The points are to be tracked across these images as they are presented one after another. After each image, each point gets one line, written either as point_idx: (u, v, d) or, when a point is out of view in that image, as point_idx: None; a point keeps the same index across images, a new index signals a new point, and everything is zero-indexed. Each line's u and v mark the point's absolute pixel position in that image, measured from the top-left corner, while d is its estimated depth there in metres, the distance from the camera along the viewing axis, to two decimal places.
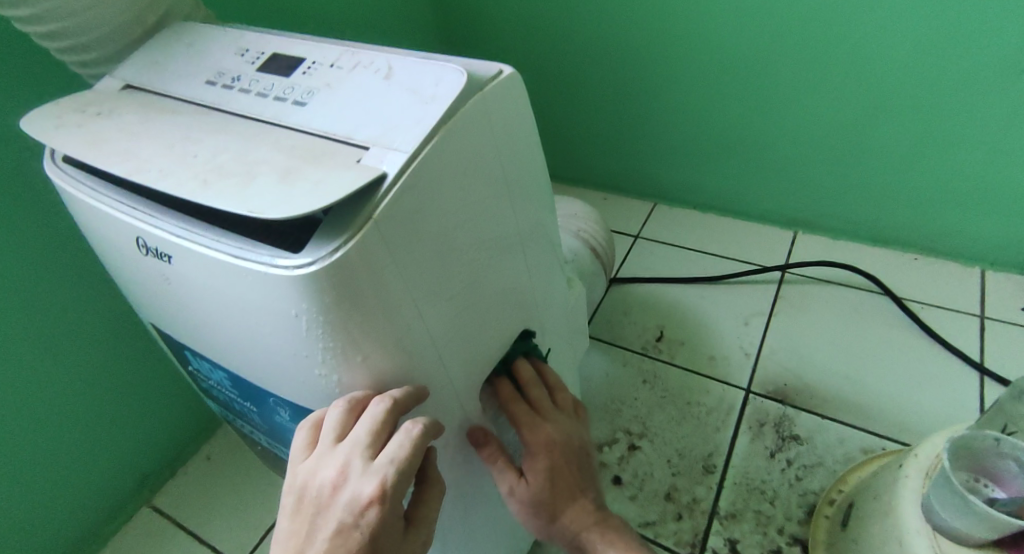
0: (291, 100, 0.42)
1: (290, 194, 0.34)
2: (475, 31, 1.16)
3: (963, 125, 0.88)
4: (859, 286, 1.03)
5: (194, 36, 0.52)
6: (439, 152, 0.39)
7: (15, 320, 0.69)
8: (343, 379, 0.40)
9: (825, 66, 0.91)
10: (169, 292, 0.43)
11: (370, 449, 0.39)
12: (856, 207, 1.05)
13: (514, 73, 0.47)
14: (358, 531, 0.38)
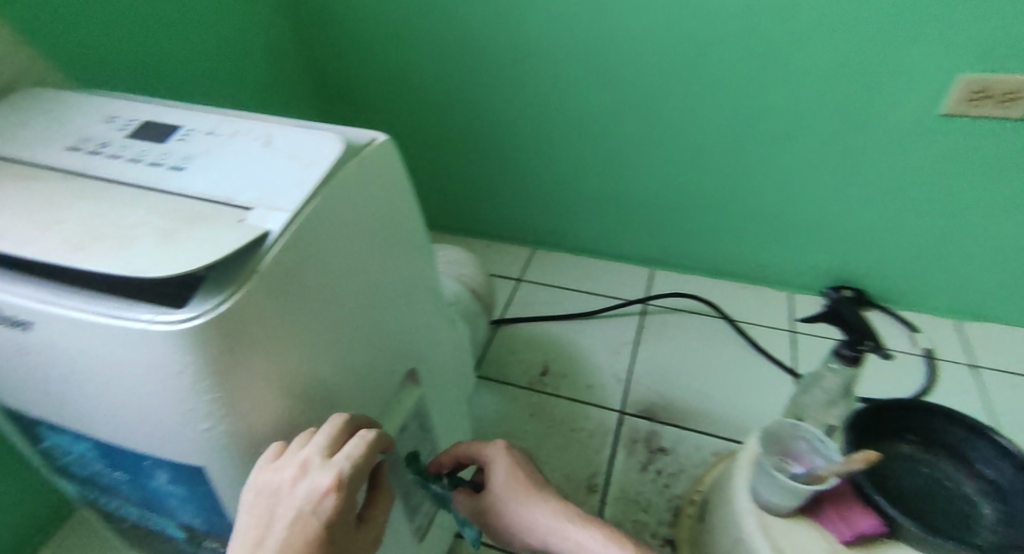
0: (167, 165, 0.45)
1: (174, 253, 0.37)
2: (349, 98, 1.21)
3: (774, 174, 1.05)
4: (696, 311, 1.19)
5: (56, 105, 0.54)
6: (321, 211, 0.43)
7: None
8: (229, 428, 0.41)
9: (663, 127, 1.05)
10: (26, 362, 0.42)
11: (328, 446, 0.42)
12: (700, 245, 1.20)
13: (387, 140, 0.53)
14: (314, 519, 0.40)
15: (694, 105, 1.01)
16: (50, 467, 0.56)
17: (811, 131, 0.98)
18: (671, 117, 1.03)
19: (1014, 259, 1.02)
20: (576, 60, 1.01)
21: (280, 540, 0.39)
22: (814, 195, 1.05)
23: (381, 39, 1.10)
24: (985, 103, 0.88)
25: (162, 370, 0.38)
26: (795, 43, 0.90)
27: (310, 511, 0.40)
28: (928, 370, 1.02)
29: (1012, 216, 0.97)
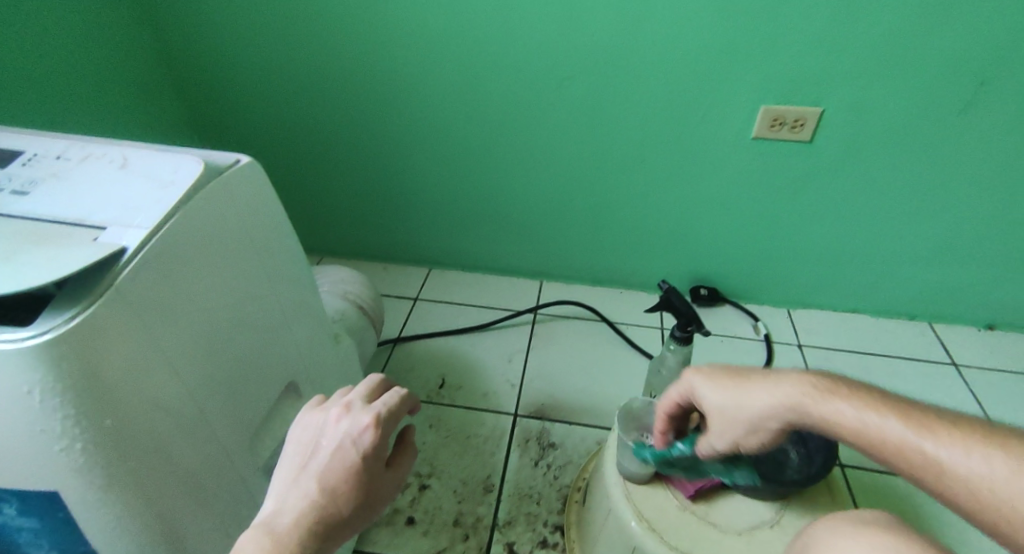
0: (8, 190, 0.45)
1: (17, 271, 0.38)
2: (225, 130, 1.19)
3: (636, 191, 1.13)
4: (582, 316, 1.27)
5: None
6: (180, 228, 0.45)
7: None
8: (87, 446, 0.41)
9: (535, 149, 1.11)
10: None
11: (369, 396, 0.48)
12: (580, 254, 1.28)
13: (252, 162, 0.55)
14: (353, 449, 0.44)
15: (561, 127, 1.07)
16: None
17: (663, 152, 1.07)
18: (542, 140, 1.10)
19: (847, 258, 1.15)
20: (449, 88, 1.06)
21: (320, 466, 0.43)
22: (673, 208, 1.14)
23: (254, 71, 1.09)
24: (782, 128, 1.00)
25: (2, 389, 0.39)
26: (644, 71, 0.98)
27: (349, 442, 0.44)
28: (766, 351, 1.13)
29: (840, 221, 1.10)
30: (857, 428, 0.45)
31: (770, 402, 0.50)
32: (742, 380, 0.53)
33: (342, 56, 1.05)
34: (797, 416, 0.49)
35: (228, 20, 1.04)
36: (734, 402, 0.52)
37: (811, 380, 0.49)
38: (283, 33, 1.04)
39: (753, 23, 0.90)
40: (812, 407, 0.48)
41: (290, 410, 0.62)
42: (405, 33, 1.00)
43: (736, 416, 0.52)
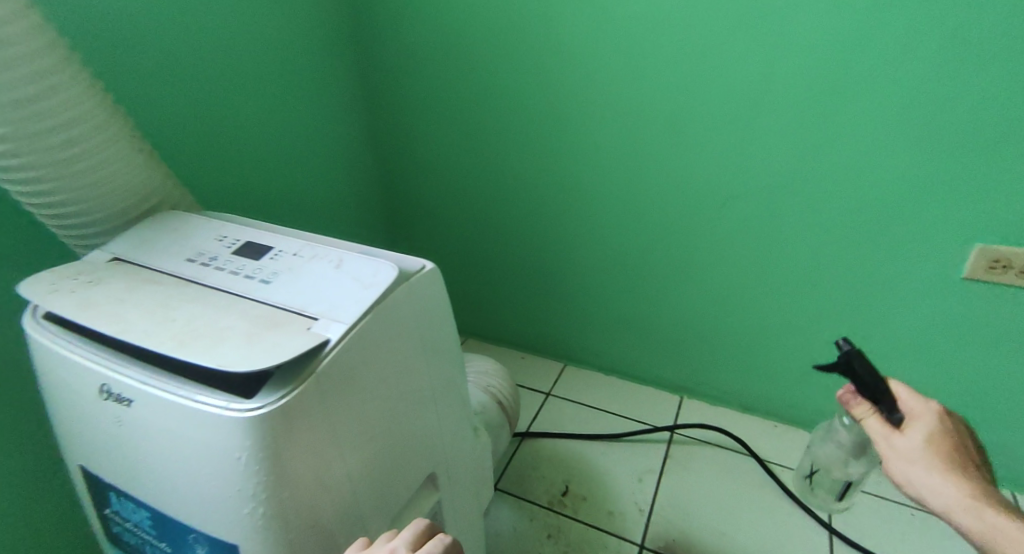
0: (258, 278, 0.54)
1: (250, 352, 0.44)
2: (411, 214, 1.31)
3: (802, 324, 1.07)
4: (730, 447, 1.18)
5: (180, 222, 0.64)
6: (371, 324, 0.50)
7: None
8: (267, 509, 0.45)
9: (695, 269, 1.10)
10: (119, 437, 0.46)
11: (413, 540, 0.49)
12: (729, 377, 1.22)
13: (434, 267, 0.60)
14: None
15: (725, 250, 1.05)
16: (101, 535, 0.56)
17: (836, 288, 1.01)
18: (705, 260, 1.08)
19: None
20: (614, 199, 1.08)
21: None
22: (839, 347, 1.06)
23: (444, 168, 1.21)
24: (1005, 273, 0.88)
25: (228, 454, 0.43)
26: (824, 207, 0.94)
27: None
28: None
29: None
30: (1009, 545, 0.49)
31: (953, 497, 0.51)
32: (947, 469, 0.52)
33: (523, 164, 1.12)
34: (961, 516, 0.51)
35: (431, 124, 1.16)
36: (912, 472, 0.54)
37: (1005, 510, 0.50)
38: (475, 140, 1.14)
39: (970, 175, 0.84)
40: (974, 518, 0.50)
41: (425, 502, 0.65)
42: (586, 150, 1.06)
43: (908, 475, 0.54)
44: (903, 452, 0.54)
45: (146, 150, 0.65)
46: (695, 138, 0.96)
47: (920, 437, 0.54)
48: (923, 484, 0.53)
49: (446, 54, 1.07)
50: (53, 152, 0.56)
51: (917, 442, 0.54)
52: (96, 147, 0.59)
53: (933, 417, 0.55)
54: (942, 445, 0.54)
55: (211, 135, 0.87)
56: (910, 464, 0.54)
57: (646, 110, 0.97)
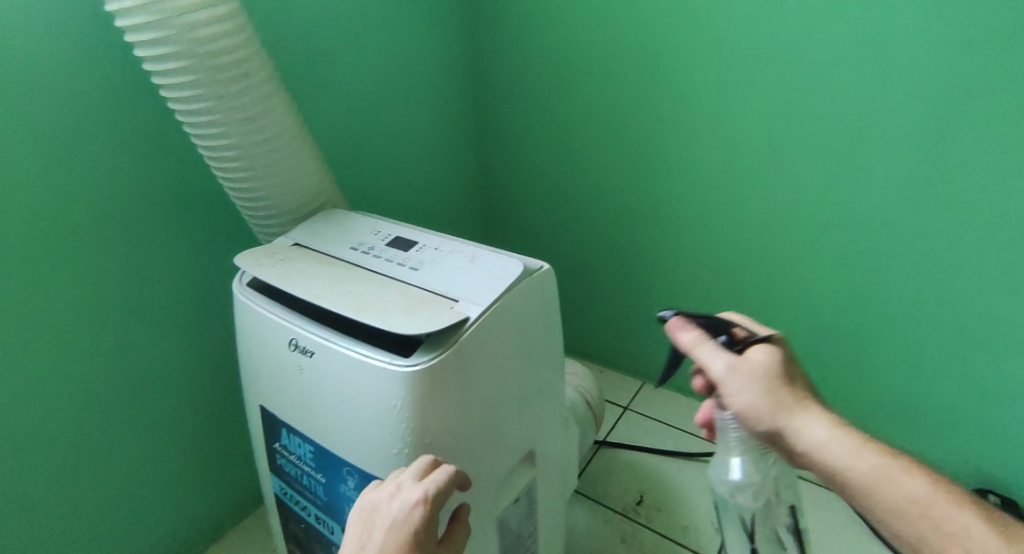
0: (408, 266, 0.66)
1: (410, 320, 0.55)
2: (505, 226, 1.37)
3: None
4: None
5: (345, 220, 0.80)
6: (501, 309, 0.61)
7: (114, 387, 0.84)
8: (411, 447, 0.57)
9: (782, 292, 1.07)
10: (299, 380, 0.62)
11: (417, 472, 0.55)
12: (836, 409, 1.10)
13: (550, 269, 0.68)
14: (405, 528, 0.52)
15: None
16: (266, 465, 0.74)
17: None
18: (795, 289, 1.05)
19: None
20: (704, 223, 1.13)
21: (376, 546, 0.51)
22: (937, 392, 1.00)
23: (541, 183, 1.26)
24: None
25: (391, 399, 0.56)
26: None
27: (399, 522, 0.52)
28: None
29: None
30: (922, 503, 0.47)
31: (824, 432, 0.52)
32: (791, 400, 0.54)
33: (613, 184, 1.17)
34: (828, 453, 0.51)
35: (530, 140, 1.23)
36: (760, 393, 0.54)
37: (927, 475, 0.49)
38: (568, 156, 1.20)
39: None
40: (873, 463, 0.50)
41: (522, 477, 0.73)
42: (676, 171, 1.08)
43: (746, 393, 0.54)
44: (736, 366, 0.55)
45: (317, 159, 0.85)
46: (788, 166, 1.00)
47: (759, 359, 0.55)
48: (772, 404, 0.54)
49: (545, 76, 1.14)
50: (251, 151, 0.74)
51: (750, 361, 0.55)
52: (281, 148, 0.77)
53: (772, 353, 0.56)
54: (779, 377, 0.55)
55: (331, 143, 1.01)
56: (751, 381, 0.55)
57: (738, 135, 0.99)
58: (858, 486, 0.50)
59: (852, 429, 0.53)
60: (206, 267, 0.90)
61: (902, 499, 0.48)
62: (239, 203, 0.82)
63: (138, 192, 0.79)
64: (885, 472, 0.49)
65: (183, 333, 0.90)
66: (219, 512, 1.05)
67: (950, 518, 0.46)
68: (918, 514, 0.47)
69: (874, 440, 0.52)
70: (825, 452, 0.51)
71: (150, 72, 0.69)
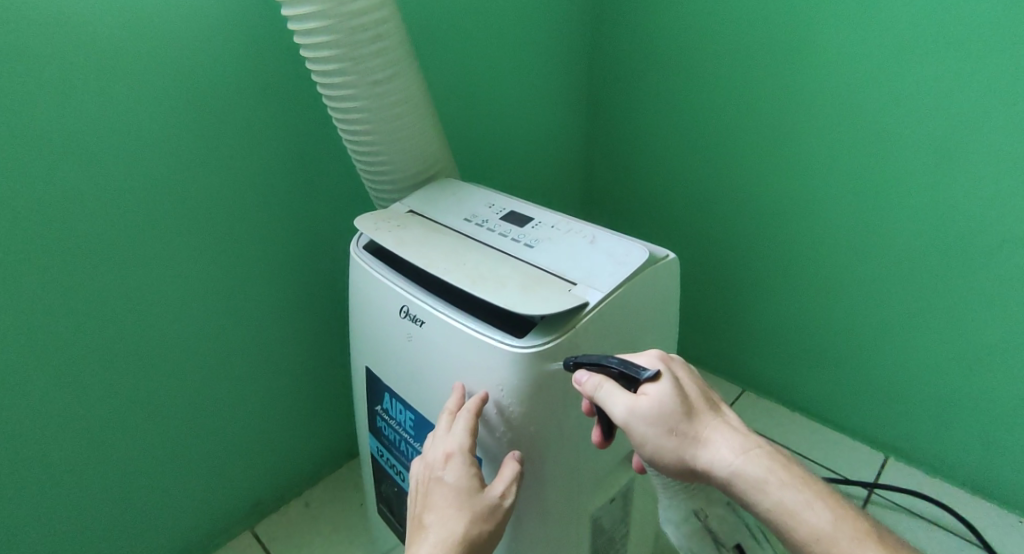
0: (522, 242, 0.64)
1: (528, 299, 0.53)
2: (611, 210, 1.29)
3: None
4: (950, 527, 1.00)
5: (460, 190, 0.79)
6: (622, 296, 0.57)
7: (231, 328, 0.89)
8: (513, 427, 0.55)
9: (933, 312, 0.97)
10: (406, 347, 0.61)
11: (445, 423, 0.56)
12: (966, 446, 1.02)
13: (675, 259, 0.63)
14: (446, 482, 0.53)
15: (968, 301, 0.93)
16: (366, 426, 0.75)
17: None
18: (951, 309, 0.95)
19: None
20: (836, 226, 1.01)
21: (426, 508, 0.53)
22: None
23: (660, 168, 1.18)
24: None
25: (498, 377, 0.54)
26: None
27: (439, 479, 0.54)
28: None
29: None
30: (830, 540, 0.46)
31: (733, 460, 0.48)
32: (690, 432, 0.49)
33: (744, 177, 1.07)
34: (745, 487, 0.48)
35: (654, 122, 1.14)
36: (661, 437, 0.49)
37: (831, 503, 0.47)
38: (694, 141, 1.11)
39: None
40: (788, 496, 0.47)
41: (620, 477, 0.69)
42: (821, 169, 0.98)
43: (648, 438, 0.49)
44: (635, 412, 0.49)
45: (437, 126, 0.83)
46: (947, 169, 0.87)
47: (655, 400, 0.49)
48: (680, 451, 0.48)
49: (678, 53, 1.06)
50: (377, 115, 0.75)
51: (647, 402, 0.49)
52: (405, 114, 0.76)
53: (668, 388, 0.49)
54: (682, 413, 0.49)
55: (445, 112, 0.99)
56: (653, 423, 0.49)
57: (903, 132, 0.88)
58: (776, 523, 0.47)
59: (768, 453, 0.49)
60: (320, 228, 0.92)
61: (808, 535, 0.46)
62: (358, 165, 0.83)
63: (269, 152, 0.83)
64: (792, 508, 0.47)
65: (297, 290, 0.94)
66: (317, 460, 1.10)
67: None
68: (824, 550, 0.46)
69: (788, 461, 0.49)
70: (738, 486, 0.48)
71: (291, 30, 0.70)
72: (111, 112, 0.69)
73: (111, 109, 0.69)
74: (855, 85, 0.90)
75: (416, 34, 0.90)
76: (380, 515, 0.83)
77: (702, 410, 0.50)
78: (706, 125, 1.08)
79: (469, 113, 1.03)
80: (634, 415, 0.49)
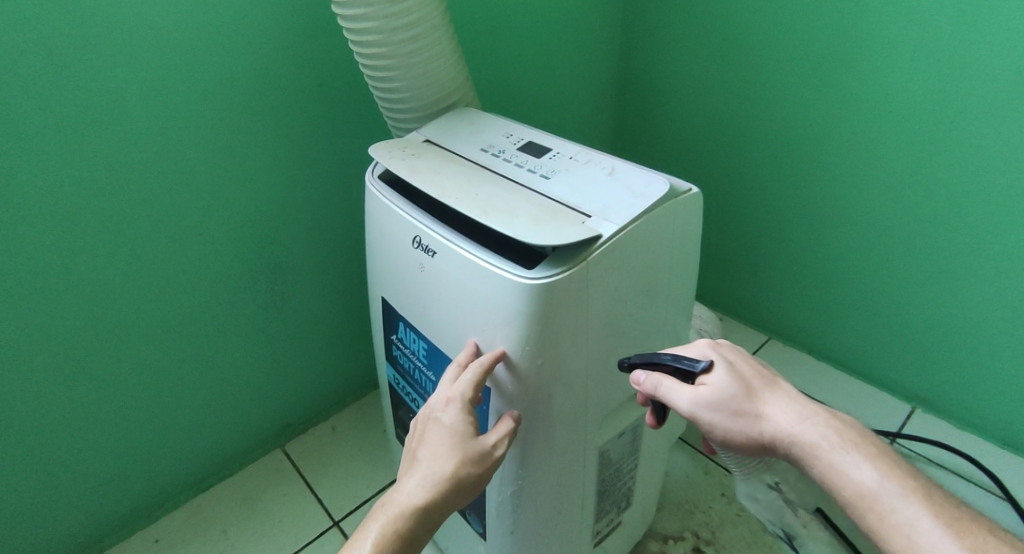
0: (540, 173, 0.62)
1: (539, 229, 0.51)
2: (640, 147, 1.25)
3: None
4: (974, 478, 0.98)
5: (478, 120, 0.76)
6: (637, 230, 0.55)
7: (252, 257, 0.90)
8: (522, 359, 0.55)
9: (978, 261, 0.92)
10: (419, 277, 0.61)
11: (455, 368, 0.57)
12: (1001, 399, 0.99)
13: (698, 193, 0.61)
14: (445, 424, 0.55)
15: (1010, 249, 0.88)
16: (383, 355, 0.76)
17: None
18: (996, 259, 0.90)
19: None
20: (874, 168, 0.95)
21: (421, 441, 0.55)
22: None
23: (693, 104, 1.12)
24: None
25: (505, 308, 0.53)
26: None
27: (440, 419, 0.55)
28: None
29: None
30: (876, 495, 0.48)
31: (789, 429, 0.52)
32: (749, 412, 0.53)
33: (782, 114, 1.02)
34: (800, 455, 0.51)
35: (689, 54, 1.08)
36: (725, 420, 0.53)
37: (881, 461, 0.49)
38: (727, 74, 1.05)
39: None
40: (839, 458, 0.50)
41: (630, 413, 0.69)
42: (866, 106, 0.92)
43: (714, 425, 0.53)
44: (697, 402, 0.53)
45: (457, 53, 0.81)
46: (1001, 107, 0.81)
47: (713, 389, 0.53)
48: (743, 429, 0.53)
49: None
50: (392, 36, 0.72)
51: (706, 391, 0.53)
52: (421, 36, 0.74)
53: (724, 374, 0.54)
54: (738, 396, 0.53)
55: (464, 39, 0.95)
56: (714, 409, 0.53)
57: (961, 64, 0.82)
58: (828, 484, 0.50)
59: (820, 420, 0.52)
60: (340, 159, 0.91)
61: (856, 494, 0.49)
62: (374, 89, 0.80)
63: (285, 77, 0.81)
64: (841, 468, 0.50)
65: (318, 222, 0.94)
66: (342, 388, 1.13)
67: (897, 509, 0.47)
68: (872, 507, 0.48)
69: (840, 426, 0.52)
70: (797, 453, 0.52)
71: None
72: (123, 31, 0.68)
73: (123, 28, 0.68)
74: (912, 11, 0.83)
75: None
76: (398, 441, 0.85)
77: (759, 387, 0.54)
78: (745, 57, 1.01)
79: (490, 40, 0.98)
80: (693, 404, 0.54)
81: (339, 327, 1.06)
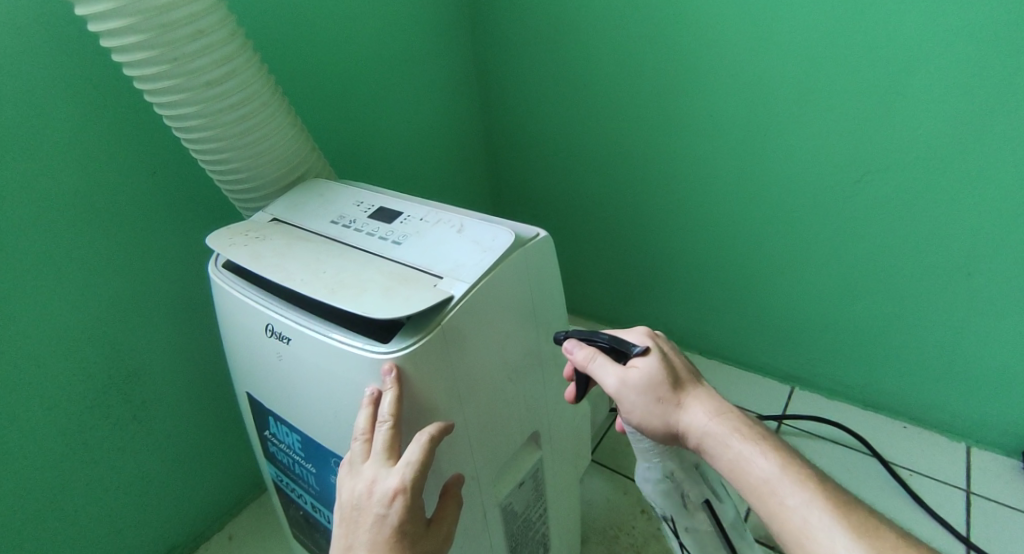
0: (390, 239, 0.61)
1: (388, 301, 0.50)
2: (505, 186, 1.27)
3: (919, 319, 0.98)
4: (851, 446, 1.06)
5: (327, 191, 0.74)
6: (490, 285, 0.55)
7: (100, 367, 0.81)
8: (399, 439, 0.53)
9: (814, 247, 1.01)
10: (278, 367, 0.58)
11: (392, 450, 0.50)
12: (859, 367, 1.08)
13: (547, 236, 0.62)
14: (389, 521, 0.48)
15: (835, 231, 0.98)
16: (260, 453, 0.71)
17: (960, 274, 0.91)
18: (828, 241, 0.99)
19: None
20: (714, 176, 1.03)
21: (362, 541, 0.49)
22: (980, 351, 0.95)
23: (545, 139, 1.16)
24: None
25: (369, 387, 0.51)
26: (947, 182, 0.86)
27: (383, 515, 0.48)
28: None
29: None
30: (776, 479, 0.52)
31: (704, 420, 0.56)
32: (669, 401, 0.57)
33: (628, 137, 1.08)
34: (710, 444, 0.55)
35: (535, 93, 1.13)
36: (646, 403, 0.57)
37: (782, 454, 0.54)
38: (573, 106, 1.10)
39: None
40: (744, 449, 0.54)
41: (525, 462, 0.69)
42: (693, 121, 1.00)
43: (635, 406, 0.58)
44: (625, 381, 0.57)
45: (297, 127, 0.79)
46: (802, 110, 0.91)
47: (643, 370, 0.57)
48: (661, 414, 0.57)
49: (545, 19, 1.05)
50: (218, 118, 0.68)
51: (635, 373, 0.57)
52: (252, 115, 0.71)
53: (655, 359, 0.58)
54: (665, 386, 0.57)
55: (303, 107, 0.93)
56: (638, 392, 0.57)
57: (766, 76, 0.91)
58: (734, 472, 0.54)
59: (732, 418, 0.56)
60: (188, 245, 0.86)
61: (760, 481, 0.53)
62: (213, 175, 0.76)
63: (111, 168, 0.76)
64: (745, 458, 0.54)
65: (174, 316, 0.87)
66: (232, 489, 1.04)
67: (794, 493, 0.51)
68: (770, 491, 0.52)
69: (752, 425, 0.56)
70: (705, 443, 0.56)
71: (117, 60, 0.64)
72: None
73: None
74: (717, 35, 0.92)
75: (258, 26, 0.84)
76: (295, 539, 0.79)
77: (685, 380, 0.59)
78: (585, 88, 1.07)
79: (332, 104, 0.97)
80: (622, 385, 0.57)
81: (217, 424, 0.98)
